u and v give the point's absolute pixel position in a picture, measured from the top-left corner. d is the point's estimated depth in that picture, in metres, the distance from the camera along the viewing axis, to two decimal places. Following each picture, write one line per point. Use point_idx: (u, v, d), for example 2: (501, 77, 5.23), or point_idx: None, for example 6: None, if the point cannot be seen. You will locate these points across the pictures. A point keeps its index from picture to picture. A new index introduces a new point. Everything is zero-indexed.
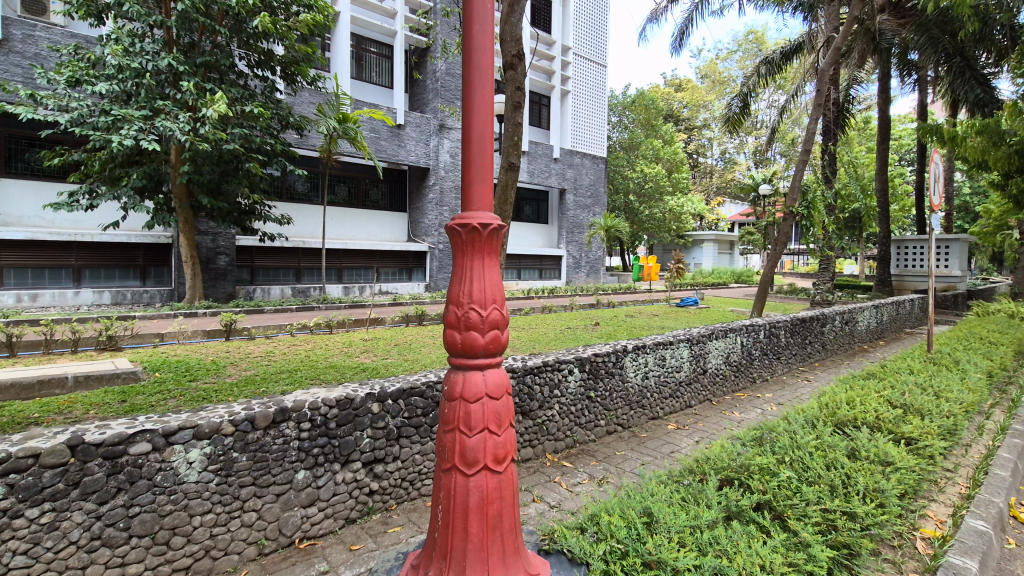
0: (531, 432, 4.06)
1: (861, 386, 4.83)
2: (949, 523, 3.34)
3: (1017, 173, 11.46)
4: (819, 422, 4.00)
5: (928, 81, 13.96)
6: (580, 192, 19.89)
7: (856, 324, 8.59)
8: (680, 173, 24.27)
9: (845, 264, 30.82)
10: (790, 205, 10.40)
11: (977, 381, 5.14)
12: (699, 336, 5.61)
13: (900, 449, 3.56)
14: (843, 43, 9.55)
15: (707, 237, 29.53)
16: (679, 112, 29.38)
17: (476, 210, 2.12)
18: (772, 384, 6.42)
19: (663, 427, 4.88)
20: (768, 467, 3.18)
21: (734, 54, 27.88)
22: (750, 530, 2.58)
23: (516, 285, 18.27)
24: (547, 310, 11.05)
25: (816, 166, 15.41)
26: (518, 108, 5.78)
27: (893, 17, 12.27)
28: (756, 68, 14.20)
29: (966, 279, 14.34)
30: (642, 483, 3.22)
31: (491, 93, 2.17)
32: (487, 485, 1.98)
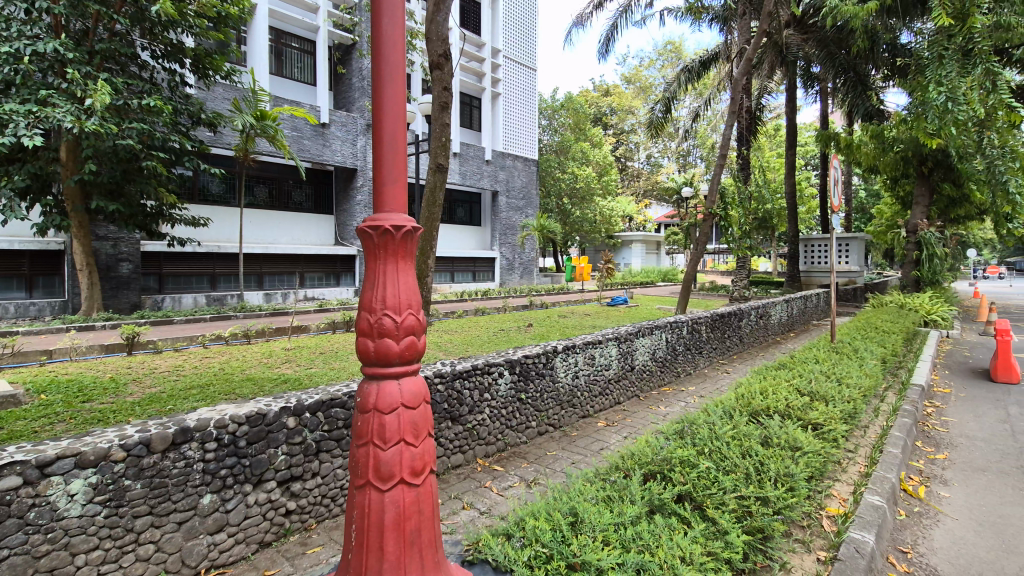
0: (461, 438, 3.98)
1: (773, 376, 5.14)
2: (850, 500, 3.60)
3: (903, 177, 12.72)
4: (735, 412, 4.20)
5: (827, 93, 15.22)
6: (513, 194, 20.03)
7: (769, 317, 9.18)
8: (608, 176, 25.03)
9: (760, 262, 33.03)
10: (709, 207, 10.96)
11: (872, 367, 5.61)
12: (626, 334, 5.75)
13: (807, 434, 3.81)
14: (754, 55, 10.15)
15: (635, 238, 30.68)
16: (607, 117, 30.34)
17: (388, 212, 2.02)
18: (695, 377, 6.71)
19: (593, 425, 4.96)
20: (688, 459, 3.28)
21: (656, 62, 29.14)
22: (671, 523, 2.64)
23: (450, 287, 18.10)
24: (481, 312, 11.01)
25: (732, 170, 16.37)
26: (445, 109, 5.68)
27: (797, 32, 13.24)
28: (677, 76, 14.87)
29: (862, 275, 15.74)
30: (569, 483, 3.23)
31: (403, 90, 2.09)
32: (403, 500, 1.89)
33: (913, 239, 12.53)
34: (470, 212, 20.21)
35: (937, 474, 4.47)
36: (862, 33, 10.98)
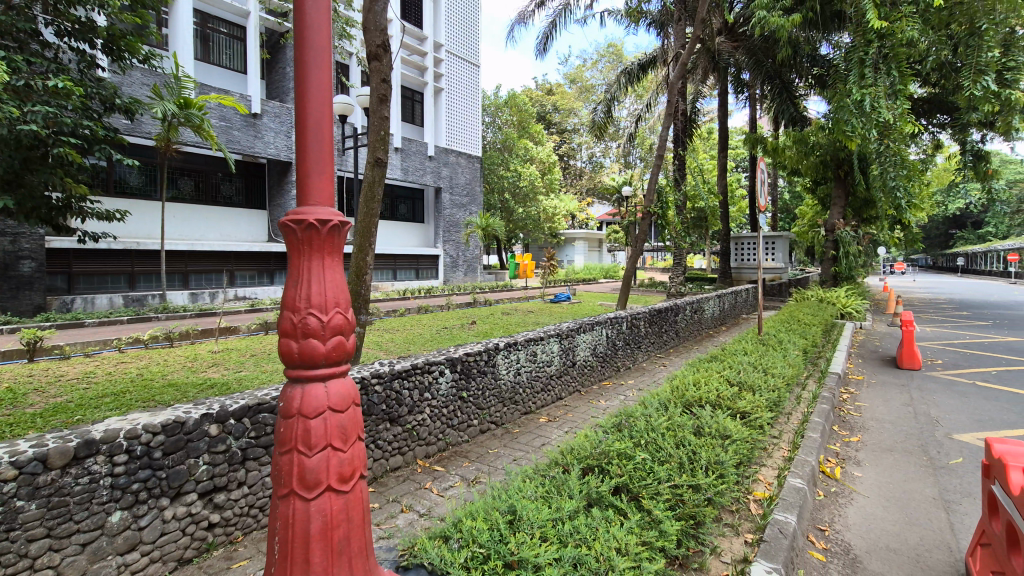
0: (400, 439, 3.88)
1: (705, 369, 5.35)
2: (775, 484, 3.81)
3: (822, 179, 13.61)
4: (670, 404, 4.34)
5: (755, 99, 16.05)
6: (456, 191, 19.87)
7: (703, 312, 9.58)
8: (552, 174, 25.32)
9: (695, 260, 34.54)
10: (648, 206, 11.28)
11: (794, 357, 5.97)
12: (567, 330, 5.81)
13: (736, 423, 3.98)
14: (688, 60, 10.53)
15: (578, 236, 31.30)
16: (551, 116, 30.69)
17: (313, 205, 1.92)
18: (634, 371, 6.89)
19: (535, 421, 4.99)
20: (625, 451, 3.35)
21: (598, 64, 29.74)
22: (608, 515, 2.68)
23: (392, 285, 17.73)
24: (424, 309, 10.86)
25: (669, 171, 16.97)
26: (384, 102, 5.49)
27: (728, 40, 13.83)
28: (618, 78, 15.22)
29: (787, 271, 16.76)
30: (509, 481, 3.21)
31: (329, 75, 1.99)
32: (331, 508, 1.81)
33: (831, 238, 13.51)
34: (413, 209, 19.88)
35: (851, 455, 4.81)
36: (786, 43, 11.65)
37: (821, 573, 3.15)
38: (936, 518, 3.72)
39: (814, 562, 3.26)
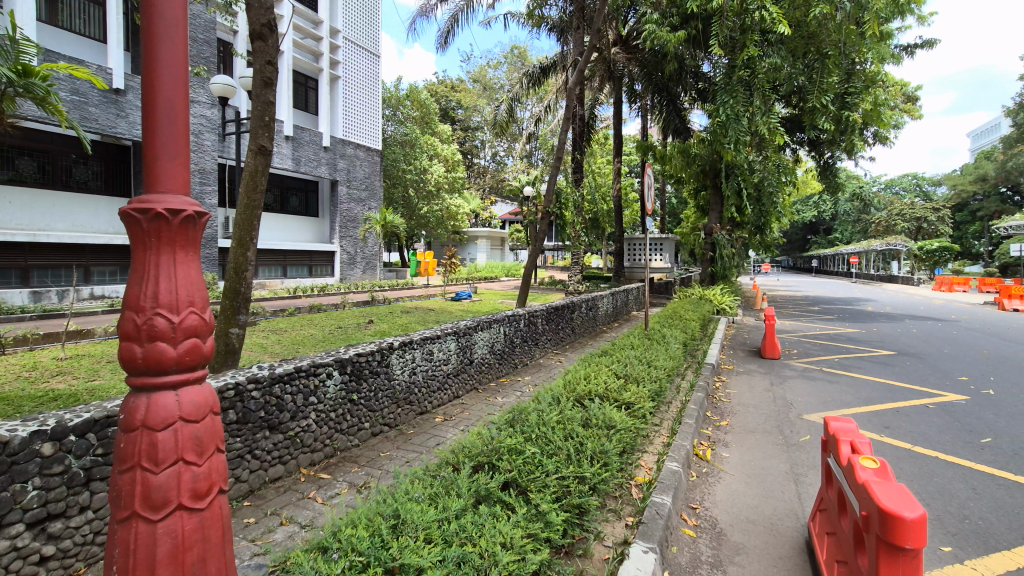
0: (282, 447, 3.64)
1: (596, 363, 5.60)
2: (655, 469, 4.10)
3: (703, 186, 14.91)
4: (562, 398, 4.49)
5: (646, 109, 17.14)
6: (354, 185, 19.09)
7: (597, 309, 10.06)
8: (456, 172, 25.21)
9: (593, 259, 36.26)
10: (547, 207, 11.57)
11: (675, 350, 6.46)
12: (465, 328, 5.80)
13: (620, 413, 4.22)
14: (585, 68, 10.92)
15: (481, 235, 31.57)
16: (454, 113, 30.54)
17: (164, 194, 1.72)
18: (531, 367, 7.06)
19: (430, 421, 4.92)
20: (516, 446, 3.40)
21: (501, 64, 30.07)
22: (495, 511, 2.70)
23: (281, 283, 16.63)
24: (316, 309, 10.28)
25: (568, 173, 17.59)
26: (269, 85, 5.08)
27: (623, 51, 14.60)
28: (520, 80, 15.51)
29: (672, 271, 18.13)
30: (397, 484, 3.12)
31: (184, 49, 1.77)
32: (182, 529, 1.62)
33: (709, 241, 14.89)
34: (306, 201, 18.81)
35: (720, 439, 5.28)
36: (673, 59, 12.55)
37: (692, 549, 3.43)
38: (787, 490, 4.21)
39: (686, 538, 3.55)
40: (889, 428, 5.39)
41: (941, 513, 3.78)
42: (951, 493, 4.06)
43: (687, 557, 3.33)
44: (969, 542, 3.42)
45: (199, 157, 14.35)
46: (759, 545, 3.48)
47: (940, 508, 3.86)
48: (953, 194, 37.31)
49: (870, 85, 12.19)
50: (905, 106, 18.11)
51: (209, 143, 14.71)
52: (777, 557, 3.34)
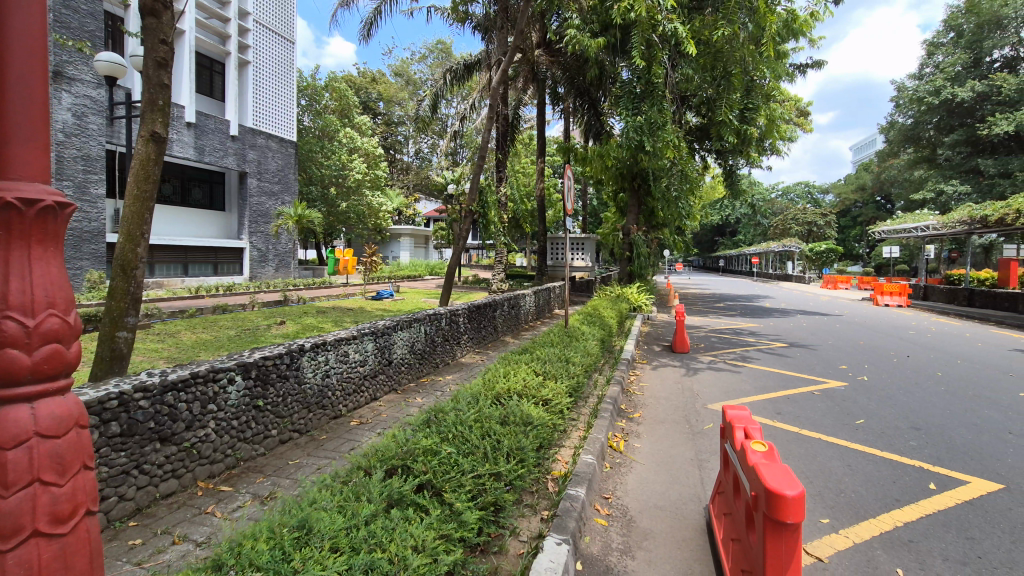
0: (176, 460, 3.37)
1: (516, 361, 5.65)
2: (571, 462, 4.23)
3: (622, 188, 15.51)
4: (481, 396, 4.48)
5: (568, 112, 17.57)
6: (265, 177, 18.01)
7: (519, 307, 10.19)
8: (377, 167, 24.51)
9: (517, 258, 36.65)
10: (469, 206, 11.54)
11: (592, 347, 6.69)
12: (384, 328, 5.64)
13: (538, 409, 4.30)
14: (509, 67, 11.01)
15: (404, 232, 31.01)
16: (376, 106, 29.65)
17: (16, 181, 1.50)
18: (452, 366, 7.02)
19: (345, 425, 4.75)
20: (431, 447, 3.35)
21: (426, 58, 29.51)
22: (408, 515, 2.64)
23: (182, 282, 15.41)
24: (221, 309, 9.62)
25: (492, 171, 17.64)
26: (163, 66, 4.63)
27: (546, 54, 14.84)
28: (444, 76, 15.35)
29: (592, 270, 18.77)
30: (304, 493, 2.97)
31: (42, 18, 1.56)
32: (37, 558, 1.43)
33: (626, 241, 15.59)
34: (211, 194, 17.65)
35: (633, 430, 5.52)
36: (594, 64, 12.96)
37: (603, 537, 3.56)
38: (691, 475, 4.49)
39: (598, 527, 3.68)
40: (780, 414, 5.91)
41: (822, 489, 4.20)
42: (829, 470, 4.52)
43: (598, 546, 3.45)
44: (843, 513, 3.83)
45: (83, 141, 12.94)
46: (665, 530, 3.67)
47: (821, 484, 4.28)
48: (837, 201, 41.62)
49: (768, 99, 13.29)
50: (797, 120, 19.91)
51: (95, 127, 13.29)
52: (681, 540, 3.55)
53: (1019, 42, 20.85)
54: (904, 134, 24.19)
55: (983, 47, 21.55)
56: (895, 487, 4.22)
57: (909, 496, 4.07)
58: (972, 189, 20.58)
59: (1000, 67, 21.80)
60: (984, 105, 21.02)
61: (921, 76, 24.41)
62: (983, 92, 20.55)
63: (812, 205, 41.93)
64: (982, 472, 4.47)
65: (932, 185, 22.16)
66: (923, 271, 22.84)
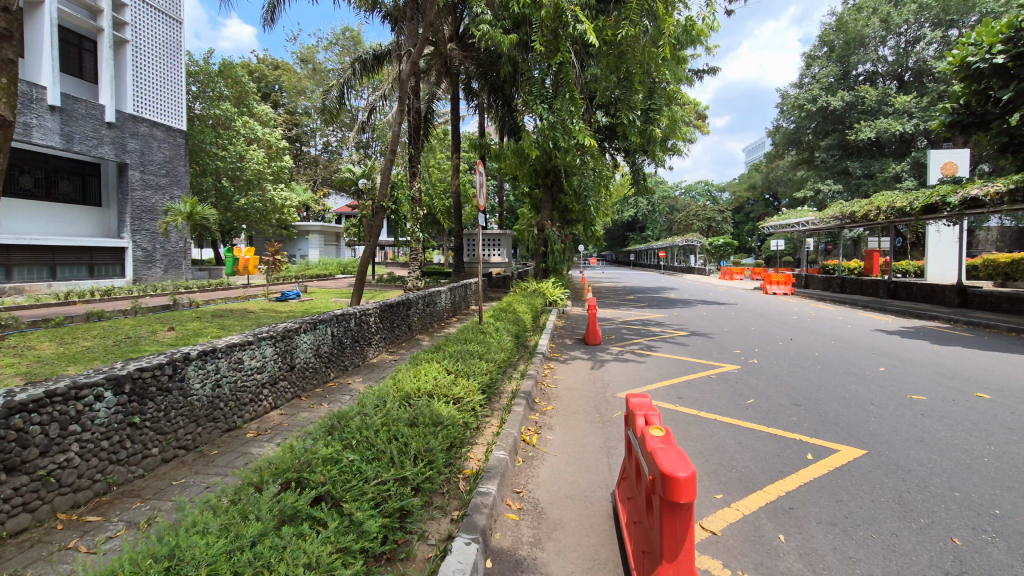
0: (29, 491, 2.94)
1: (427, 360, 5.53)
2: (483, 459, 4.23)
3: (537, 183, 15.76)
4: (389, 398, 4.32)
5: (483, 108, 17.55)
6: (150, 169, 16.38)
7: (435, 304, 10.04)
8: (282, 160, 23.11)
9: (434, 254, 36.25)
10: (380, 200, 11.06)
11: (506, 343, 6.72)
12: (285, 332, 5.30)
13: (448, 408, 4.23)
14: (419, 59, 10.65)
15: (312, 229, 29.55)
16: (279, 95, 27.90)
17: None
18: (362, 368, 6.76)
19: (240, 438, 4.41)
20: (331, 456, 3.17)
21: (333, 47, 28.17)
22: (301, 530, 2.48)
23: (48, 287, 13.76)
24: (96, 316, 8.62)
25: (405, 166, 17.24)
26: (4, 39, 3.95)
27: (459, 48, 14.70)
28: (352, 66, 14.73)
29: (508, 266, 18.98)
30: (183, 516, 2.69)
31: None
32: None
33: (541, 237, 15.86)
34: (83, 186, 15.65)
35: (546, 422, 5.61)
36: (506, 60, 12.98)
37: (514, 532, 3.57)
38: (599, 463, 4.64)
39: (509, 522, 3.69)
40: (682, 398, 6.28)
41: (716, 466, 4.51)
42: (724, 448, 4.86)
43: (509, 541, 3.46)
44: (735, 488, 4.12)
45: None
46: (575, 519, 3.76)
47: (716, 462, 4.59)
48: (732, 199, 45.15)
49: (669, 101, 14.11)
50: (696, 122, 21.26)
51: None
52: (588, 527, 3.65)
53: (879, 58, 23.63)
54: (788, 137, 26.58)
55: (850, 61, 24.22)
56: (779, 459, 4.61)
57: (791, 467, 4.47)
58: (842, 189, 23.15)
59: (864, 80, 24.63)
60: (851, 113, 23.64)
61: (801, 85, 26.95)
62: (851, 102, 23.10)
63: (711, 202, 45.16)
64: (849, 440, 5.01)
65: (811, 184, 24.62)
66: (804, 261, 25.36)
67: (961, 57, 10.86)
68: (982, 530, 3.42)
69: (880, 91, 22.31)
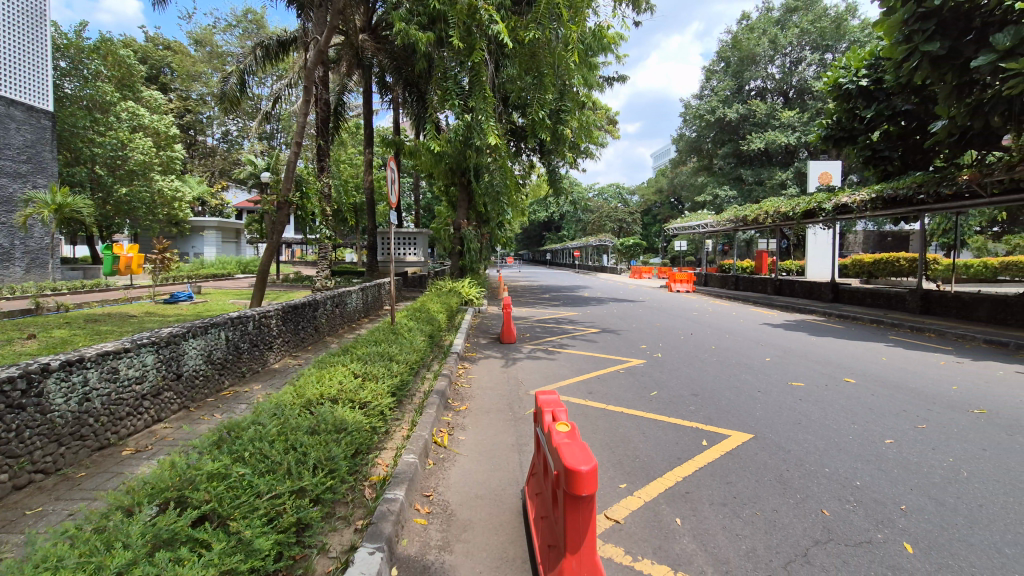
0: None
1: (333, 363, 5.29)
2: (391, 465, 4.11)
3: (455, 181, 15.74)
4: (288, 406, 4.07)
5: (397, 103, 17.13)
6: (6, 154, 14.37)
7: (345, 305, 9.65)
8: (171, 149, 21.10)
9: (346, 252, 34.92)
10: (285, 194, 10.32)
11: (418, 343, 6.60)
12: (171, 337, 4.83)
13: (354, 413, 4.07)
14: (325, 47, 10.02)
15: (209, 225, 27.38)
16: (168, 77, 25.44)
17: None
18: (261, 375, 6.33)
19: (114, 457, 3.96)
20: (219, 471, 2.92)
21: (232, 29, 26.17)
22: (179, 556, 2.25)
23: None
24: None
25: (312, 161, 16.42)
26: None
27: (372, 39, 14.22)
28: (253, 51, 13.77)
29: (424, 265, 18.77)
30: (33, 550, 2.34)
31: None
32: None
33: (458, 236, 15.81)
34: None
35: (459, 423, 5.57)
36: (420, 56, 12.72)
37: (422, 537, 3.50)
38: (511, 461, 4.68)
39: (417, 527, 3.60)
40: (591, 393, 6.51)
41: (620, 456, 4.72)
42: (629, 439, 5.10)
43: (416, 547, 3.38)
44: (637, 476, 4.33)
45: None
46: (484, 518, 3.75)
47: (621, 452, 4.80)
48: (640, 201, 47.61)
49: (581, 105, 14.57)
50: (607, 127, 22.14)
51: None
52: (498, 525, 3.67)
53: (768, 75, 25.90)
54: (689, 144, 28.41)
55: (744, 77, 26.38)
56: (677, 447, 4.91)
57: (688, 454, 4.77)
58: (737, 194, 25.20)
59: (756, 94, 26.91)
60: (744, 125, 25.75)
61: (701, 96, 28.91)
62: (744, 114, 25.14)
63: (621, 203, 47.31)
64: (739, 426, 5.44)
65: (710, 190, 26.55)
66: (704, 261, 27.30)
67: (835, 78, 12.20)
68: (846, 501, 3.85)
69: (768, 106, 24.50)
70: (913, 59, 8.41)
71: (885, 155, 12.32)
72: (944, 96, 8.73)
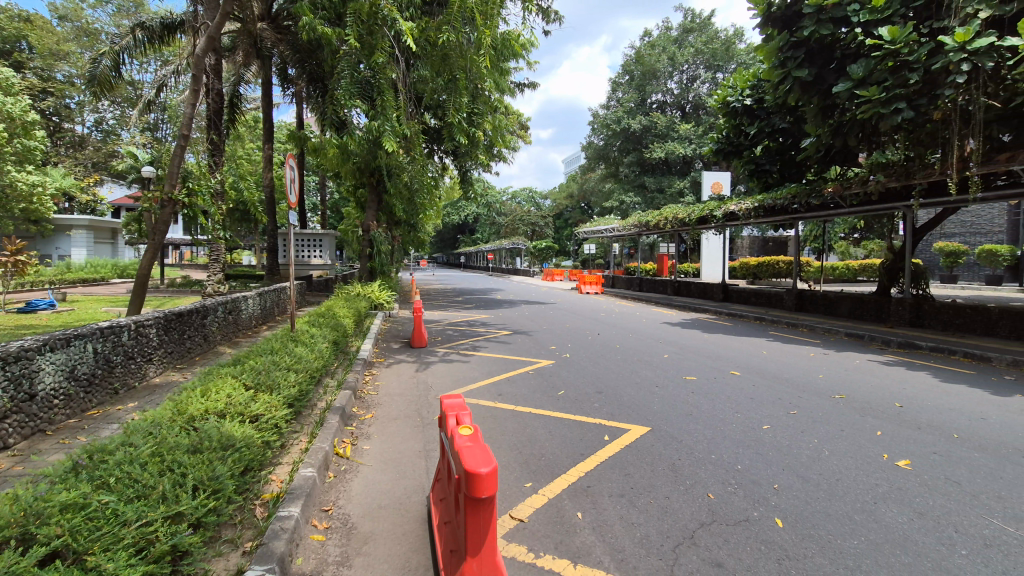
0: None
1: (222, 375, 4.91)
2: (286, 480, 3.89)
3: (363, 181, 15.26)
4: (166, 424, 3.72)
5: (301, 98, 16.46)
6: None
7: (239, 312, 9.00)
8: (29, 137, 18.49)
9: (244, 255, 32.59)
10: (170, 191, 9.37)
11: (320, 350, 6.32)
12: (21, 351, 4.23)
13: (243, 428, 3.80)
14: (217, 34, 9.20)
15: (79, 224, 24.39)
16: (24, 55, 22.30)
17: None
18: (138, 391, 5.73)
19: None
20: (76, 501, 2.60)
21: (107, 5, 23.47)
22: None
23: None
24: None
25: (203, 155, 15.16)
26: None
27: (272, 29, 13.42)
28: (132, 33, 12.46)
29: (331, 268, 17.99)
30: None
31: None
32: None
33: (367, 238, 15.31)
34: None
35: (364, 432, 5.40)
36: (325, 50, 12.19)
37: (318, 553, 3.35)
38: (417, 467, 4.62)
39: (314, 544, 3.44)
40: (501, 395, 6.58)
41: (527, 456, 4.81)
42: (535, 438, 5.22)
43: (313, 564, 3.22)
44: (542, 474, 4.45)
45: None
46: (387, 529, 3.66)
47: (527, 452, 4.90)
48: (552, 206, 49.00)
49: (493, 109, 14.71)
50: (518, 132, 22.55)
51: None
52: (401, 534, 3.60)
53: (667, 90, 27.68)
54: (597, 152, 29.65)
55: (646, 90, 28.04)
56: (581, 444, 5.09)
57: (590, 449, 4.97)
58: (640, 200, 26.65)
59: (657, 107, 28.71)
60: (647, 136, 27.31)
61: (607, 106, 30.28)
62: (647, 126, 26.66)
63: (534, 207, 48.39)
64: (638, 420, 5.77)
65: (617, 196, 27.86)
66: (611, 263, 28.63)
67: (724, 96, 13.31)
68: (728, 484, 4.20)
69: (667, 119, 26.25)
70: (786, 82, 9.40)
71: (766, 168, 13.53)
72: (812, 116, 9.81)
